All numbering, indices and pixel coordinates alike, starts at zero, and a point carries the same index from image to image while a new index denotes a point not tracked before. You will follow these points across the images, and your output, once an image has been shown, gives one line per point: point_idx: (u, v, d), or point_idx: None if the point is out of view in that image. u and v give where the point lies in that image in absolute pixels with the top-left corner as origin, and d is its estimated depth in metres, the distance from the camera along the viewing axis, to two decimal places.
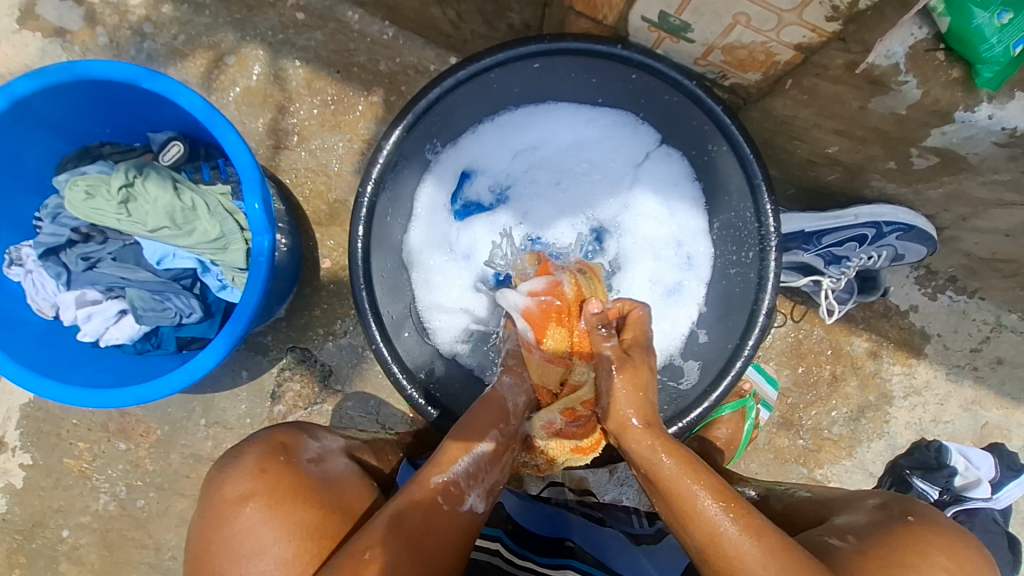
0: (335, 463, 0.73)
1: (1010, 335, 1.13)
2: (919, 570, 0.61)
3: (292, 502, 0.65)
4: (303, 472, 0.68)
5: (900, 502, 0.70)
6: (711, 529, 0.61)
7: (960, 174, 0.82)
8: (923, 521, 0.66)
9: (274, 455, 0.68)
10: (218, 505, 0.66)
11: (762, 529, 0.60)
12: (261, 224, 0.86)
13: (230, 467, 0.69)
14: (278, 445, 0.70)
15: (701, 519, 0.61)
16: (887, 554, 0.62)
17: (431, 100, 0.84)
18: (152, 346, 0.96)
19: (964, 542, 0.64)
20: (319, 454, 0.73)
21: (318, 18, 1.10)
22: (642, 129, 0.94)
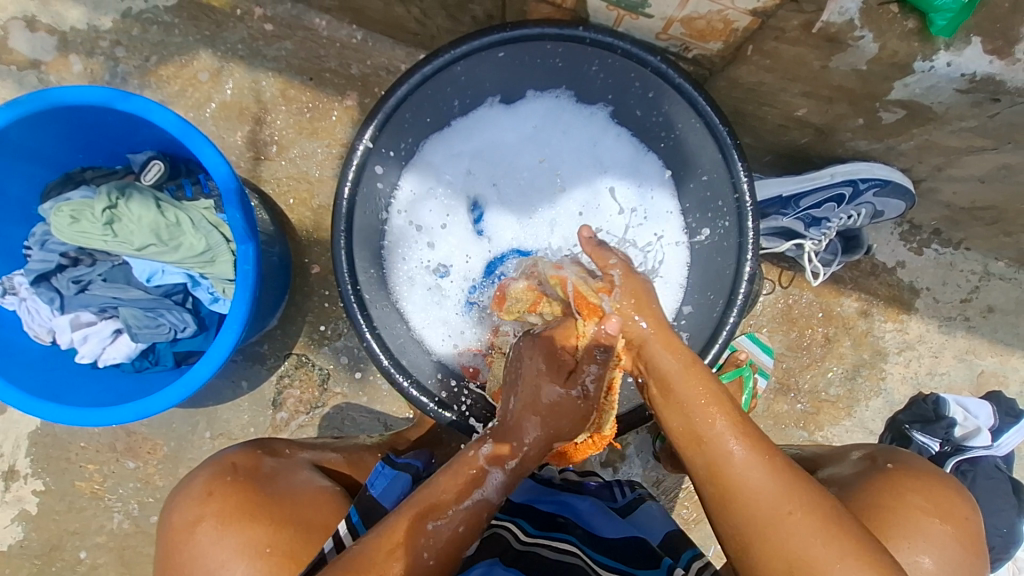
0: (291, 476, 0.73)
1: (998, 282, 1.14)
2: (900, 511, 0.68)
3: (237, 522, 0.66)
4: (253, 489, 0.69)
5: (883, 452, 0.76)
6: (724, 449, 0.64)
7: (928, 125, 0.83)
8: (902, 466, 0.73)
9: (220, 476, 0.69)
10: (172, 532, 0.68)
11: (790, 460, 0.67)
12: (240, 233, 0.87)
13: (184, 491, 0.70)
14: (228, 464, 0.71)
15: (715, 443, 0.64)
16: (870, 500, 0.69)
17: (400, 97, 0.84)
18: (150, 363, 0.98)
19: (941, 482, 0.72)
20: (274, 469, 0.73)
21: (286, 28, 1.11)
22: (596, 113, 0.98)
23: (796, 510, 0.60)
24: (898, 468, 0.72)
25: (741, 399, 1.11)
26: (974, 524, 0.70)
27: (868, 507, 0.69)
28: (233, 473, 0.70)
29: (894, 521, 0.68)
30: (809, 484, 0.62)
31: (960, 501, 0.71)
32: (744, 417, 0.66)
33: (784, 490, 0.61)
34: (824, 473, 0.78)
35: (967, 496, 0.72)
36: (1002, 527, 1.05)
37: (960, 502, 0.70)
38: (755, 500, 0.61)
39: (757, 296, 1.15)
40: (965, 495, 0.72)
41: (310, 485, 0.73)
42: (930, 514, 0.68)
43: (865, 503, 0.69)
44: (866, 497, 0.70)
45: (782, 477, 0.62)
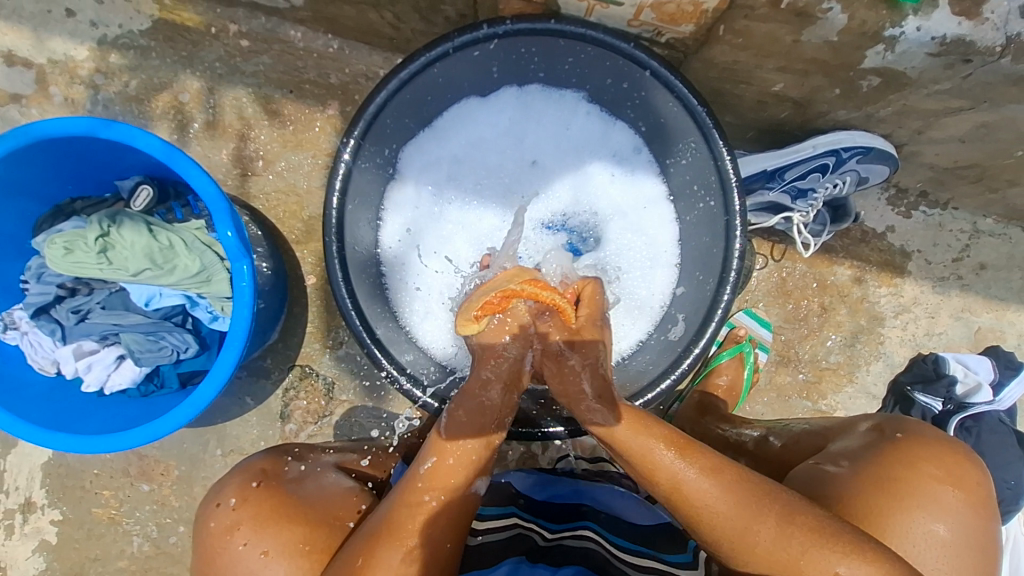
0: (318, 481, 0.74)
1: (988, 239, 1.16)
2: (911, 481, 0.69)
3: (277, 523, 0.66)
4: (285, 492, 0.70)
5: (890, 423, 0.77)
6: (675, 475, 0.67)
7: (904, 90, 0.84)
8: (912, 436, 0.74)
9: (252, 482, 0.70)
10: (206, 542, 0.68)
11: (722, 467, 0.67)
12: (237, 250, 0.87)
13: (214, 499, 0.70)
14: (256, 471, 0.72)
15: (663, 471, 0.68)
16: (883, 471, 0.70)
17: (379, 105, 0.85)
18: (156, 386, 0.99)
19: (952, 451, 0.73)
20: (300, 474, 0.74)
21: (262, 42, 1.12)
22: (567, 94, 0.97)
23: (750, 518, 0.64)
24: (909, 438, 0.73)
25: (743, 376, 1.13)
26: (983, 488, 0.71)
27: (879, 479, 0.70)
28: (265, 478, 0.71)
29: (904, 490, 0.69)
30: (720, 532, 0.65)
31: (969, 467, 0.71)
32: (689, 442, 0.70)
33: (738, 502, 0.65)
34: (830, 447, 0.78)
35: (976, 463, 0.73)
36: (1009, 481, 1.05)
37: (967, 467, 0.72)
38: (718, 519, 0.65)
39: (750, 272, 1.16)
40: (973, 461, 0.73)
41: (338, 486, 0.74)
42: (943, 482, 0.69)
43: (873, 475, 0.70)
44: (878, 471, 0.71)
45: (732, 492, 0.65)
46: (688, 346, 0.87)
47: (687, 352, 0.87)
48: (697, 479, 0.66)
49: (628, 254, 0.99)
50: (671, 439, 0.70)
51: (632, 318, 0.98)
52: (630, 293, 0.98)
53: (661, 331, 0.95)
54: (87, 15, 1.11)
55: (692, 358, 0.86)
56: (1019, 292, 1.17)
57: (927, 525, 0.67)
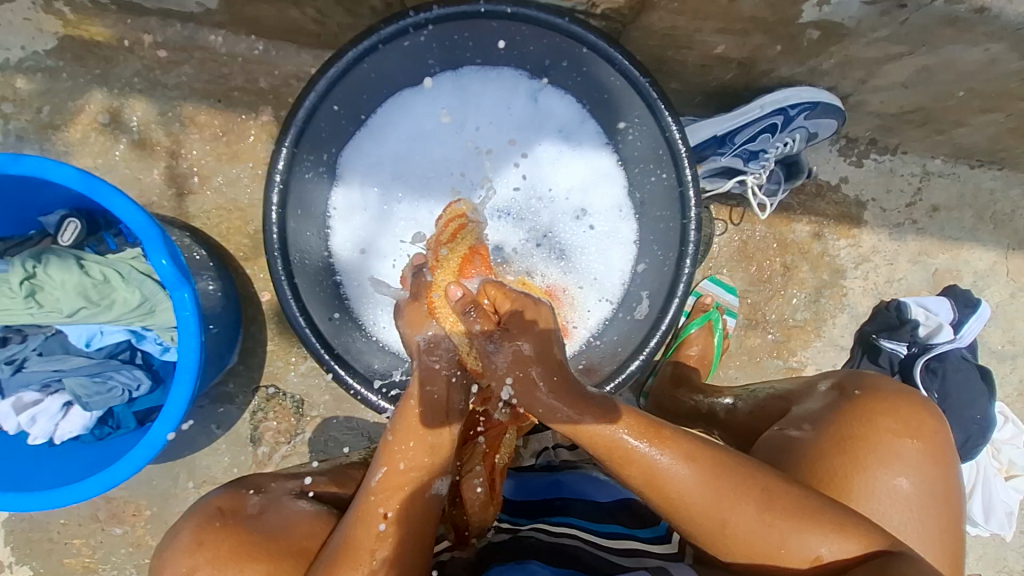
0: (281, 510, 0.70)
1: (938, 180, 1.17)
2: (868, 438, 0.71)
3: (236, 566, 0.63)
4: (246, 529, 0.66)
5: (851, 380, 0.79)
6: (649, 465, 0.65)
7: (844, 40, 0.83)
8: (869, 393, 0.76)
9: (209, 523, 0.66)
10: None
11: (697, 455, 0.66)
12: (174, 279, 0.82)
13: (169, 547, 0.66)
14: (214, 510, 0.68)
15: (638, 462, 0.66)
16: (842, 430, 0.72)
17: (309, 108, 0.80)
18: (112, 428, 0.95)
19: (910, 403, 0.74)
20: (262, 506, 0.70)
21: (181, 51, 1.05)
22: (505, 72, 0.94)
23: (723, 509, 0.64)
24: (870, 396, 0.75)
25: (714, 342, 1.13)
26: (945, 439, 0.73)
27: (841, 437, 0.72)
28: (222, 517, 0.67)
29: (865, 448, 0.71)
30: (698, 518, 0.65)
31: (930, 419, 0.73)
32: (658, 427, 0.68)
33: (714, 493, 0.64)
34: (796, 412, 0.80)
35: (936, 413, 0.75)
36: (976, 415, 1.09)
37: (930, 420, 0.74)
38: (692, 507, 0.65)
39: (711, 239, 1.15)
40: (936, 414, 0.75)
41: (304, 512, 0.71)
42: (902, 435, 0.71)
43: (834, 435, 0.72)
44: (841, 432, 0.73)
45: (706, 479, 0.65)
46: (655, 321, 0.86)
47: (655, 328, 0.86)
48: (672, 464, 0.65)
49: (587, 232, 0.97)
50: (642, 429, 0.67)
51: (597, 296, 0.96)
52: (592, 273, 0.97)
53: (627, 308, 0.94)
54: None
55: (661, 333, 0.85)
56: (971, 229, 1.19)
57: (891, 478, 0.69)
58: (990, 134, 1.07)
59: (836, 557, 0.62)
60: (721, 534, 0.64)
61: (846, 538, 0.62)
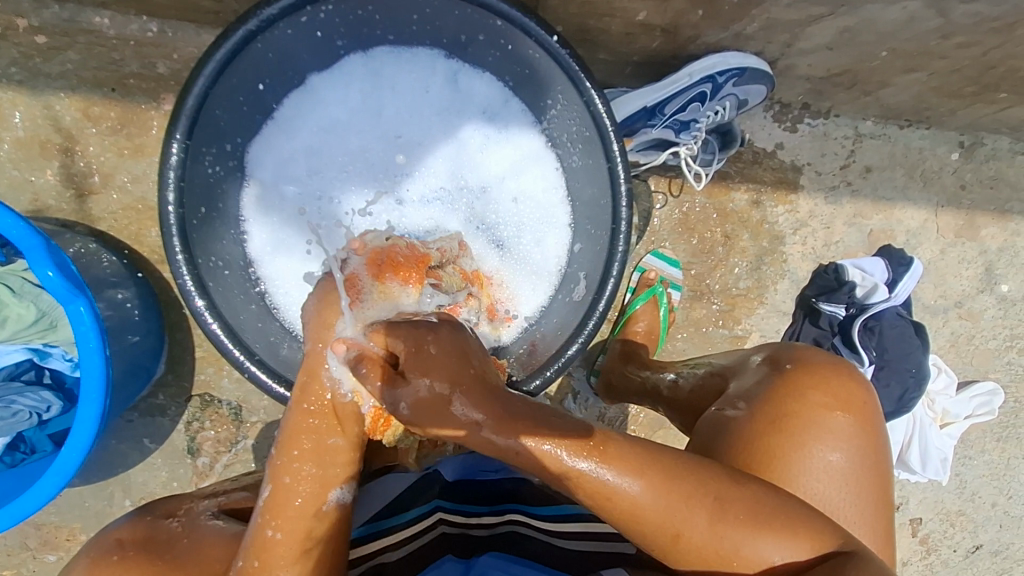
0: (193, 535, 0.63)
1: (871, 142, 1.18)
2: (801, 413, 0.73)
3: None
4: (149, 559, 0.59)
5: (782, 353, 0.81)
6: (597, 481, 0.60)
7: (765, 2, 0.81)
8: (800, 365, 0.77)
9: (106, 557, 0.59)
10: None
11: (644, 464, 0.61)
12: (65, 290, 0.74)
13: None
14: (113, 543, 0.61)
15: (584, 482, 0.61)
16: (776, 407, 0.74)
17: (199, 95, 0.73)
18: (25, 453, 0.88)
19: (837, 373, 0.77)
20: (171, 533, 0.63)
21: (62, 36, 0.94)
22: (419, 52, 0.89)
23: (675, 521, 0.60)
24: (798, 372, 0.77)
25: (660, 317, 1.12)
26: (869, 406, 0.76)
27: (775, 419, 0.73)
28: (121, 548, 0.60)
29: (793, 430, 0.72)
30: (648, 529, 0.61)
31: (853, 388, 0.76)
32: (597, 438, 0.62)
33: (666, 502, 0.60)
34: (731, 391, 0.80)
35: (861, 379, 0.78)
36: (910, 368, 1.13)
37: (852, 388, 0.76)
38: (643, 521, 0.61)
39: (651, 213, 1.14)
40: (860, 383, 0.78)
41: (220, 533, 0.64)
42: (832, 408, 0.74)
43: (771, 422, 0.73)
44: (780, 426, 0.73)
45: (657, 494, 0.60)
46: (591, 305, 0.83)
47: (592, 311, 0.83)
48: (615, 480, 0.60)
49: (522, 216, 0.93)
50: (580, 443, 0.61)
51: (536, 282, 0.93)
52: (529, 257, 0.93)
53: (566, 292, 0.91)
54: None
55: (598, 316, 0.82)
56: (903, 188, 1.21)
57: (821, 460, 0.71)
58: (915, 94, 1.07)
59: (791, 561, 0.60)
60: (674, 544, 0.61)
61: (797, 540, 0.60)
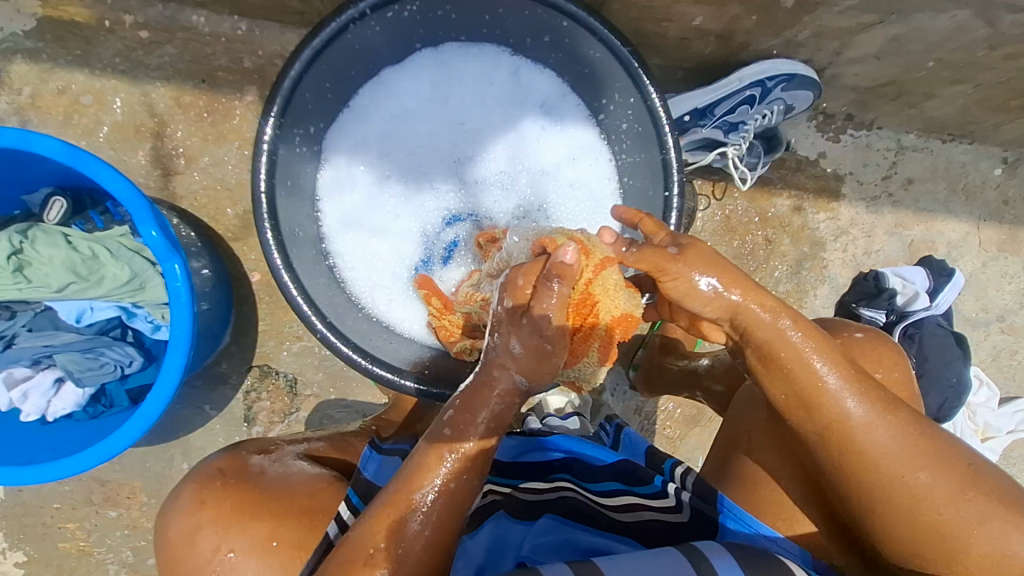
0: (280, 468, 0.73)
1: (913, 154, 1.20)
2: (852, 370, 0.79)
3: (238, 523, 0.67)
4: (246, 488, 0.70)
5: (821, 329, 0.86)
6: (841, 409, 0.64)
7: (817, 9, 0.86)
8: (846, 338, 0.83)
9: (210, 484, 0.70)
10: (171, 546, 0.70)
11: (889, 403, 0.65)
12: (164, 250, 0.82)
13: (176, 506, 0.71)
14: (216, 471, 0.72)
15: (830, 408, 0.65)
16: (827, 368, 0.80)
17: (294, 79, 0.80)
18: (104, 406, 0.94)
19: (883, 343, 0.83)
20: (261, 467, 0.73)
21: (163, 32, 1.05)
22: (487, 49, 0.95)
23: (916, 466, 0.63)
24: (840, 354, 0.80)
25: None
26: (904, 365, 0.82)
27: (804, 386, 0.65)
28: (224, 477, 0.71)
29: None
30: (884, 468, 0.64)
31: (886, 350, 0.82)
32: (844, 364, 0.66)
33: (908, 442, 0.64)
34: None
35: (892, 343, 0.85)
36: (950, 377, 1.13)
37: (887, 350, 0.82)
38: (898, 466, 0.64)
39: (695, 213, 1.18)
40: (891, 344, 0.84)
41: (306, 475, 0.73)
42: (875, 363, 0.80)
43: (828, 400, 0.65)
44: (853, 398, 0.65)
45: (897, 425, 0.64)
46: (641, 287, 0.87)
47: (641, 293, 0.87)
48: (866, 406, 0.64)
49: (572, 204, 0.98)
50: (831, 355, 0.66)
51: None
52: None
53: None
54: None
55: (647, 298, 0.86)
56: (945, 201, 1.23)
57: (905, 471, 0.63)
58: (959, 106, 1.10)
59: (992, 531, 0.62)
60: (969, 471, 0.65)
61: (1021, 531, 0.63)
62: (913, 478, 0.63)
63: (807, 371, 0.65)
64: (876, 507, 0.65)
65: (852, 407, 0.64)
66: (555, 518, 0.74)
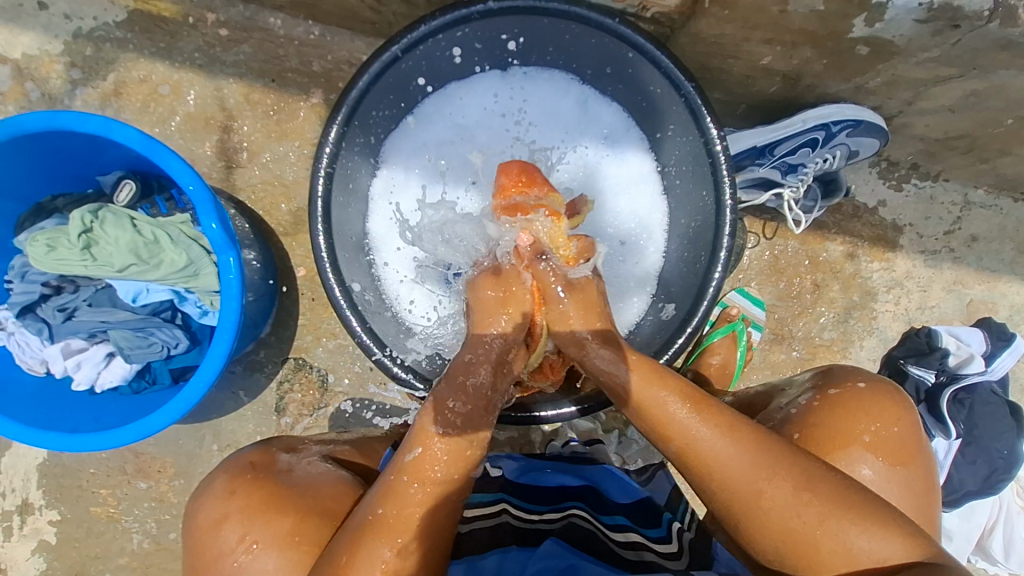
0: (307, 467, 0.75)
1: (980, 211, 1.15)
2: (850, 429, 0.75)
3: (263, 515, 0.69)
4: (274, 482, 0.72)
5: (830, 377, 0.81)
6: (689, 433, 0.68)
7: (893, 59, 0.83)
8: (843, 391, 0.78)
9: (241, 475, 0.72)
10: (198, 533, 0.71)
11: (737, 426, 0.68)
12: (222, 242, 0.86)
13: (204, 495, 0.73)
14: (246, 464, 0.74)
15: (676, 427, 0.69)
16: (824, 422, 0.75)
17: (361, 89, 0.83)
18: (148, 383, 0.98)
19: (889, 396, 0.78)
20: (290, 465, 0.75)
21: (241, 31, 1.10)
22: (557, 74, 0.96)
23: (762, 480, 0.65)
24: (836, 408, 0.76)
25: (736, 354, 1.12)
26: (911, 421, 0.76)
27: (653, 423, 0.70)
28: (253, 471, 0.73)
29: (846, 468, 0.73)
30: (733, 485, 0.66)
31: (889, 404, 0.77)
32: (701, 397, 0.70)
33: (751, 466, 0.66)
34: (779, 407, 0.82)
35: (903, 396, 0.79)
36: (1001, 449, 1.07)
37: (890, 403, 0.77)
38: (728, 476, 0.66)
39: (742, 250, 1.15)
40: (901, 397, 0.79)
41: (330, 475, 0.74)
42: (870, 418, 0.75)
43: (676, 429, 0.69)
44: (702, 422, 0.68)
45: (749, 450, 0.66)
46: (680, 325, 0.86)
47: (680, 331, 0.86)
48: (709, 435, 0.67)
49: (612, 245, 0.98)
50: (686, 394, 0.71)
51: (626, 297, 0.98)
52: (619, 273, 0.98)
53: (653, 312, 0.95)
54: (61, 7, 1.09)
55: (685, 336, 0.85)
56: (1011, 262, 1.17)
57: (796, 499, 0.64)
58: None
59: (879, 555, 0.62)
60: (755, 502, 0.65)
61: (890, 534, 0.62)
62: (768, 497, 0.65)
63: (660, 410, 0.70)
64: (743, 525, 0.67)
65: (700, 431, 0.68)
66: (557, 543, 0.69)
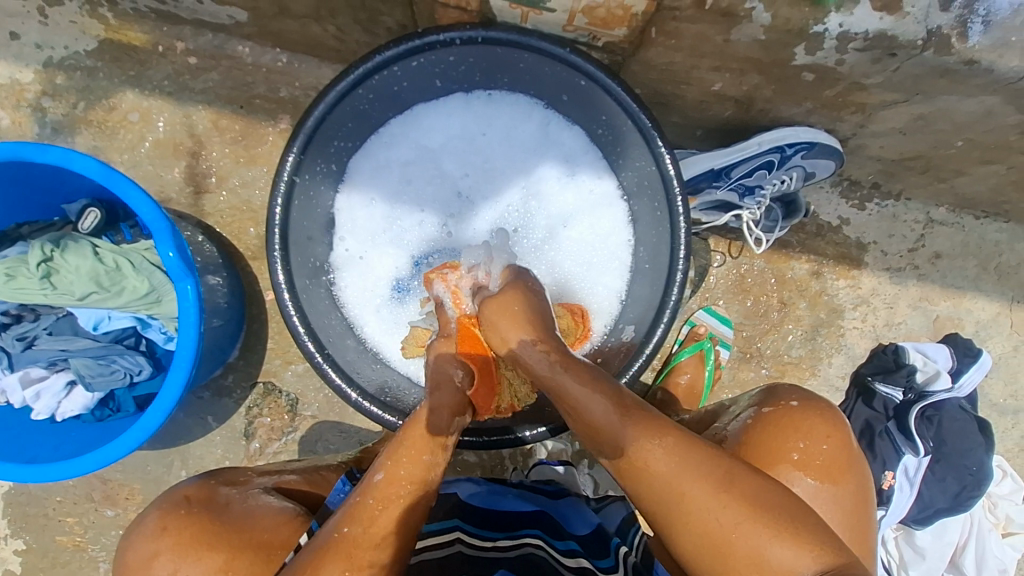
0: (247, 501, 0.74)
1: (943, 228, 1.17)
2: (785, 448, 0.75)
3: (195, 552, 0.68)
4: (210, 518, 0.71)
5: (769, 395, 0.81)
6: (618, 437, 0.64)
7: (840, 84, 0.85)
8: (778, 408, 0.78)
9: (173, 510, 0.71)
10: (130, 568, 0.71)
11: (664, 428, 0.64)
12: (179, 271, 0.86)
13: (137, 529, 0.72)
14: (181, 498, 0.73)
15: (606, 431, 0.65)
16: (763, 441, 0.75)
17: (318, 118, 0.84)
18: (112, 410, 0.98)
19: (821, 413, 0.78)
20: (229, 498, 0.74)
21: (210, 59, 1.11)
22: (520, 99, 0.97)
23: (686, 481, 0.62)
24: (769, 427, 0.76)
25: (704, 374, 1.14)
26: (841, 437, 0.77)
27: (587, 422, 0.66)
28: (188, 505, 0.72)
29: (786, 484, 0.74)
30: (658, 491, 0.63)
31: (821, 421, 0.77)
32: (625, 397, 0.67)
33: (677, 465, 0.63)
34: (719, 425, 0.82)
35: (838, 415, 0.79)
36: (970, 466, 1.07)
37: (822, 422, 0.77)
38: (657, 480, 0.63)
39: (708, 270, 1.16)
40: (834, 414, 0.79)
41: (269, 508, 0.74)
42: (798, 436, 0.76)
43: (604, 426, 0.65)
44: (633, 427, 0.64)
45: (674, 455, 0.63)
46: (639, 347, 0.86)
47: (638, 353, 0.86)
48: (645, 448, 0.63)
49: (573, 265, 0.99)
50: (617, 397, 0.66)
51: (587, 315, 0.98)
52: (580, 293, 0.98)
53: (614, 333, 0.95)
54: (32, 37, 1.10)
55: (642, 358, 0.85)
56: (974, 279, 1.18)
57: (716, 503, 0.61)
58: (992, 184, 1.07)
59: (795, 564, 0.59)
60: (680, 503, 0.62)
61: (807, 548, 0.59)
62: (693, 495, 0.61)
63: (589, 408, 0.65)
64: (665, 529, 0.63)
65: (623, 434, 0.64)
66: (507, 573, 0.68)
